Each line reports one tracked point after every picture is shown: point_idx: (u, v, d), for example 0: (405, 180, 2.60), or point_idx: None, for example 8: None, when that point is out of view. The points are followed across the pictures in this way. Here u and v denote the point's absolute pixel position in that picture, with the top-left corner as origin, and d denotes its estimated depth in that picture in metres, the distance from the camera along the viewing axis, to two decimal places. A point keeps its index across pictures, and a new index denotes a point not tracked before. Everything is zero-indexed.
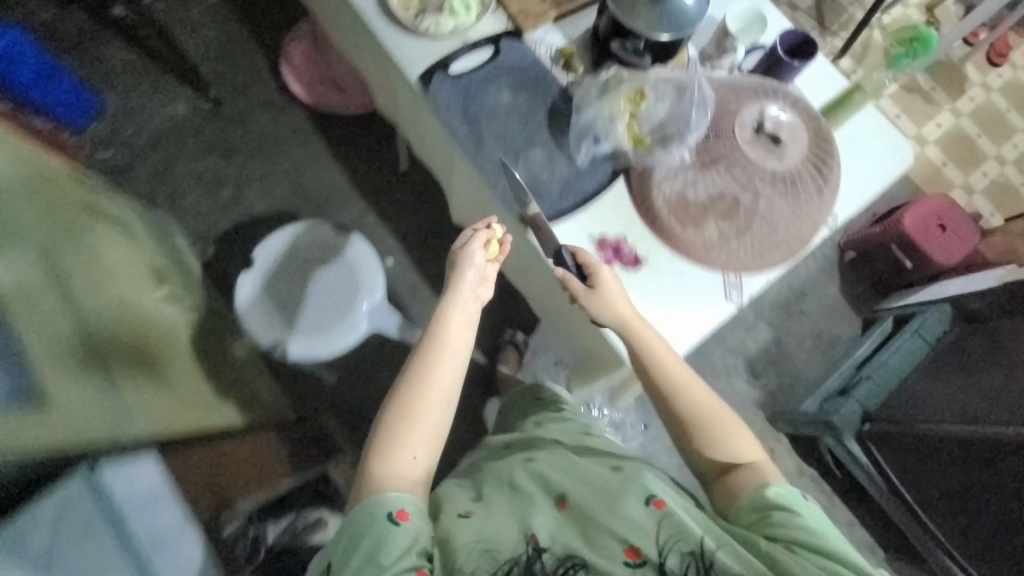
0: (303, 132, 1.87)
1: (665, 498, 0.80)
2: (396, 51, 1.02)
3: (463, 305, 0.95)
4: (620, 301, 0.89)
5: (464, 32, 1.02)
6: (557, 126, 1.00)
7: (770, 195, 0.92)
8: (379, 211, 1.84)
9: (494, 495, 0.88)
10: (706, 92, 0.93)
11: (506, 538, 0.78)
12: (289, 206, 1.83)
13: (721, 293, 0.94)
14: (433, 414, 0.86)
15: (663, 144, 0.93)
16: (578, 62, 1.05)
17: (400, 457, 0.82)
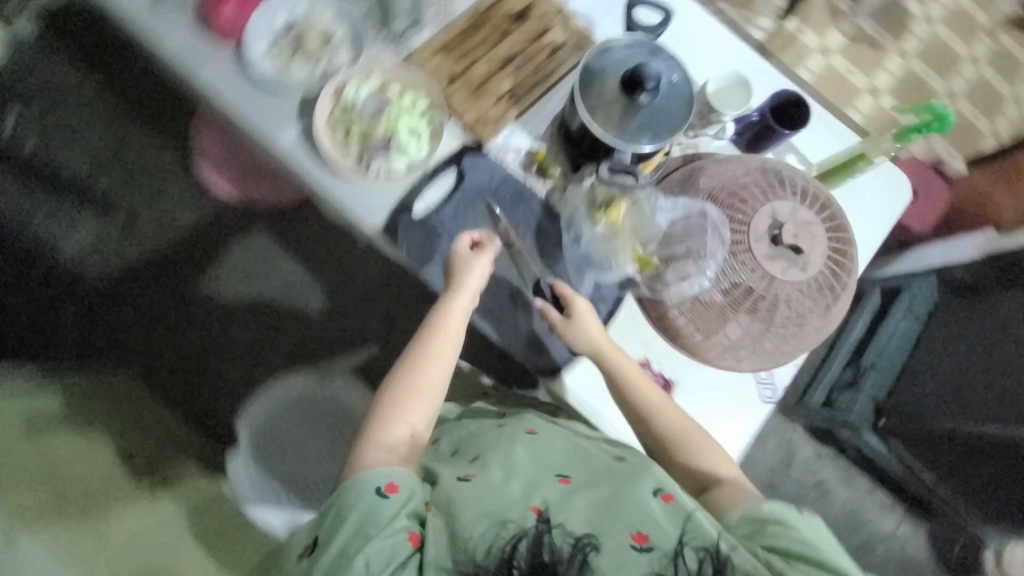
0: (224, 223, 1.48)
1: (672, 492, 0.73)
2: (348, 200, 0.87)
3: (458, 292, 0.84)
4: (593, 328, 0.85)
5: (422, 160, 0.88)
6: (548, 250, 0.91)
7: (795, 292, 0.81)
8: (343, 304, 1.49)
9: (491, 461, 0.79)
10: (704, 206, 0.81)
11: (513, 508, 0.69)
12: (238, 322, 1.46)
13: (755, 396, 0.91)
14: (427, 391, 0.82)
15: (677, 266, 0.81)
16: (554, 164, 0.94)
17: (393, 434, 0.78)
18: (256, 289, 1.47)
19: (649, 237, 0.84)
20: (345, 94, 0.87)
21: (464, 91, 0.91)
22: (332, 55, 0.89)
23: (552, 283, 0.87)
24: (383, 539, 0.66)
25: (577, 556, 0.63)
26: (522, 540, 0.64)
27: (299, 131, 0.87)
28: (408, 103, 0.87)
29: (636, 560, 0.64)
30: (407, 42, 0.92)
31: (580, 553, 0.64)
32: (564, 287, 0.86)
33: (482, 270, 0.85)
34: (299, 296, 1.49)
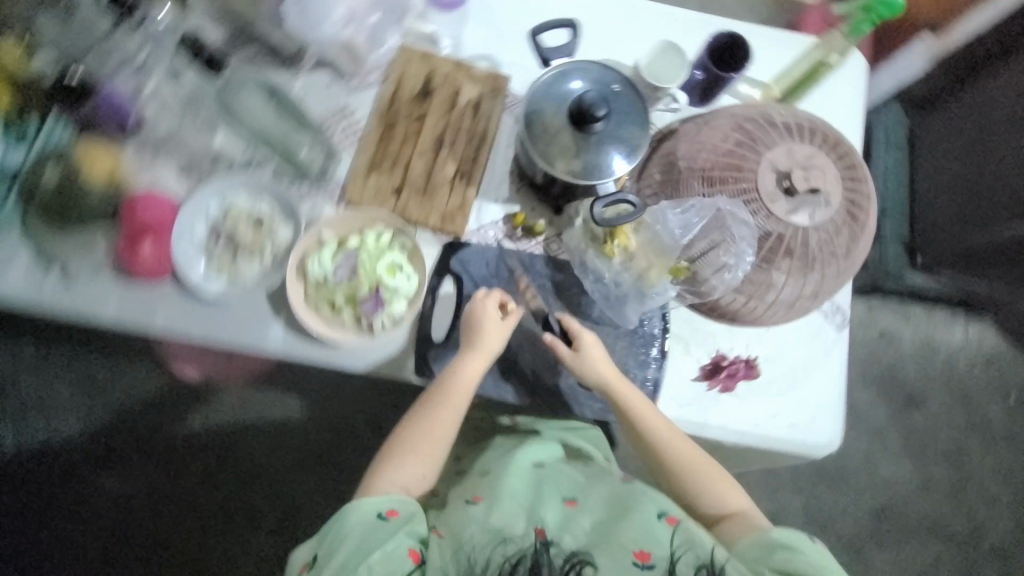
0: (219, 403, 1.36)
1: (676, 514, 0.71)
2: (371, 365, 0.81)
3: (474, 348, 0.78)
4: (599, 361, 0.79)
5: (416, 293, 0.82)
6: (577, 301, 0.85)
7: (832, 227, 0.76)
8: (376, 415, 1.37)
9: (506, 481, 0.77)
10: (716, 199, 0.76)
11: (514, 526, 0.69)
12: (285, 487, 1.34)
13: (827, 326, 0.89)
14: (439, 433, 0.77)
15: (713, 261, 0.78)
16: (535, 218, 0.88)
17: (404, 474, 0.76)
18: (283, 446, 1.35)
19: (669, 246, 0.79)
20: (309, 271, 0.78)
21: (415, 197, 0.85)
22: (271, 233, 0.82)
23: (557, 317, 0.82)
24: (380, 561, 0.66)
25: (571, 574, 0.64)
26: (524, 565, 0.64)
27: (285, 325, 0.80)
28: (375, 242, 0.81)
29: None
30: (334, 180, 0.86)
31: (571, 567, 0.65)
32: (572, 322, 0.81)
33: (501, 323, 0.79)
34: (329, 429, 1.36)
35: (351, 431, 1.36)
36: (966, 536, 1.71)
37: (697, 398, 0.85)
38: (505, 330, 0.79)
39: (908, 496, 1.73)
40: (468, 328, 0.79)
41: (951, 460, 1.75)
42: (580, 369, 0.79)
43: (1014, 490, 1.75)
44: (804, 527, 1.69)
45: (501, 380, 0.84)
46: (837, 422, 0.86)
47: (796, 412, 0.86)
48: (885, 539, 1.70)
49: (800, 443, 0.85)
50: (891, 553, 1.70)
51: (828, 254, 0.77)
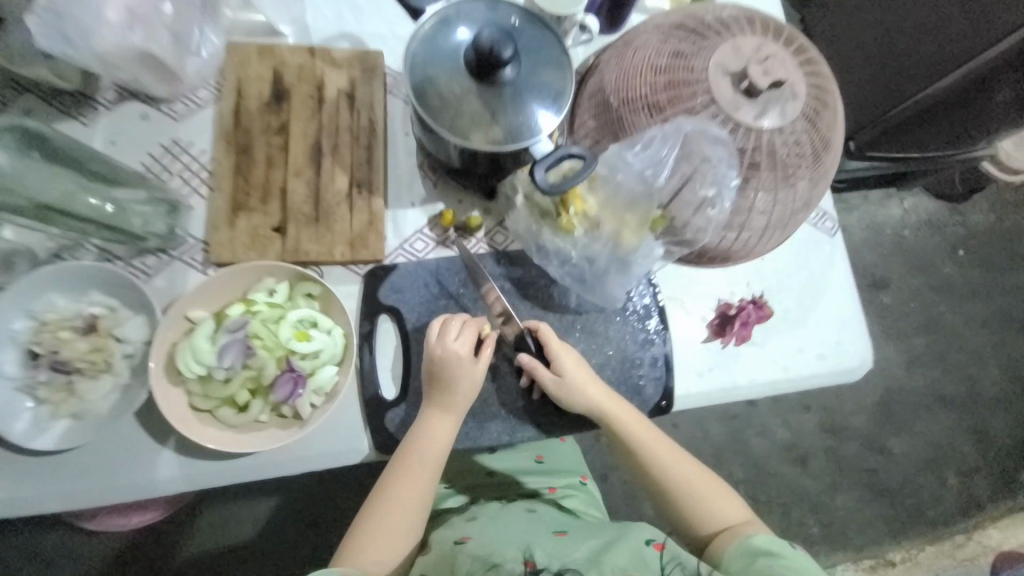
0: (150, 556, 1.06)
1: (663, 539, 0.68)
2: (317, 461, 0.61)
3: (444, 401, 0.61)
4: (585, 385, 0.63)
5: (345, 351, 0.60)
6: (549, 294, 0.69)
7: (806, 121, 0.64)
8: (351, 502, 1.10)
9: (494, 521, 0.74)
10: (677, 123, 0.62)
11: (506, 555, 0.66)
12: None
13: (822, 236, 0.78)
14: (412, 500, 0.60)
15: (689, 199, 0.64)
16: (466, 212, 0.71)
17: (376, 555, 0.59)
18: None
19: (633, 198, 0.65)
20: (184, 371, 0.55)
21: (306, 229, 0.65)
22: (117, 336, 0.58)
23: (535, 327, 0.65)
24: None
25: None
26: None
27: (180, 451, 0.58)
28: (268, 303, 0.59)
29: None
30: (191, 240, 0.64)
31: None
32: (551, 339, 0.64)
33: (474, 363, 0.61)
34: (299, 537, 1.09)
35: (328, 530, 1.09)
36: (963, 396, 1.75)
37: (716, 361, 0.71)
38: (481, 372, 0.62)
39: (903, 377, 1.74)
40: (433, 373, 0.61)
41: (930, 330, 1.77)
42: (567, 397, 0.63)
43: (988, 338, 1.80)
44: (826, 443, 1.64)
45: (491, 421, 0.65)
46: (865, 335, 0.76)
47: (821, 339, 0.74)
48: (899, 426, 1.69)
49: (836, 372, 0.74)
50: (906, 439, 1.69)
51: (811, 151, 0.65)
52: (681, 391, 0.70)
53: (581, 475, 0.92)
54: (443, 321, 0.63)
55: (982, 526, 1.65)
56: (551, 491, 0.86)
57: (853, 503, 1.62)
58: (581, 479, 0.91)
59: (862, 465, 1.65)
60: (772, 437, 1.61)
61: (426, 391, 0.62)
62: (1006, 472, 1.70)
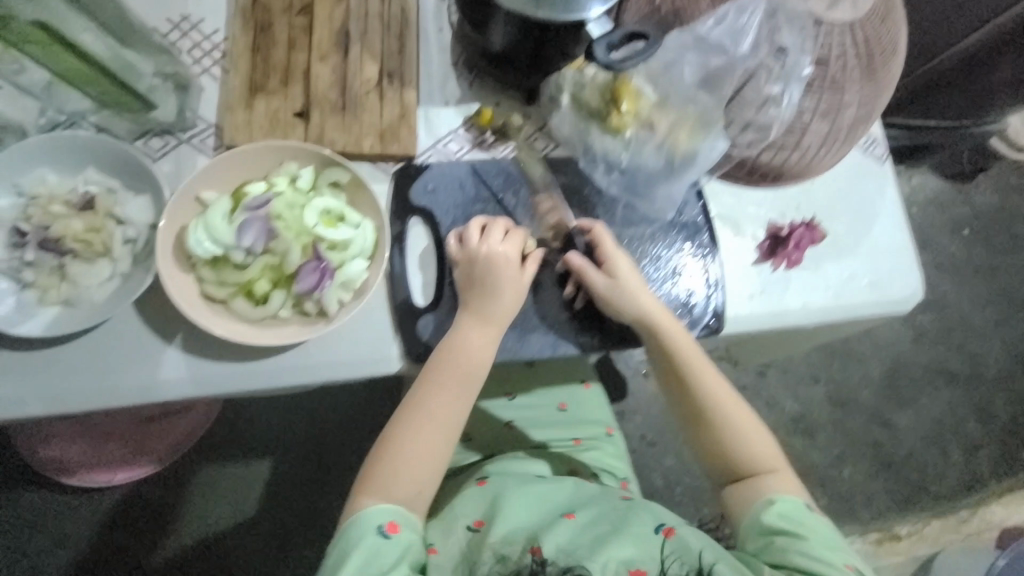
0: (142, 500, 0.97)
1: (677, 527, 0.55)
2: (342, 368, 0.54)
3: (482, 309, 0.55)
4: (639, 290, 0.59)
5: (376, 248, 0.53)
6: (592, 205, 0.64)
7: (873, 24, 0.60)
8: (361, 435, 1.01)
9: (509, 491, 0.60)
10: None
11: (513, 543, 0.53)
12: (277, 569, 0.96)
13: (872, 163, 0.75)
14: (446, 422, 0.54)
15: (753, 97, 0.59)
16: (505, 115, 0.65)
17: (405, 480, 0.53)
18: (253, 518, 0.97)
19: (698, 87, 0.58)
20: (194, 251, 0.49)
21: (332, 117, 0.58)
22: (117, 217, 0.51)
23: (590, 228, 0.61)
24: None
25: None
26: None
27: (189, 348, 0.52)
28: (291, 186, 0.52)
29: None
30: (202, 123, 0.58)
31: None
32: (606, 240, 0.60)
33: (516, 272, 0.56)
34: (306, 473, 1.00)
35: (337, 464, 1.00)
36: (969, 372, 1.49)
37: (767, 284, 0.67)
38: (524, 283, 0.57)
39: (909, 351, 1.49)
40: (474, 277, 0.55)
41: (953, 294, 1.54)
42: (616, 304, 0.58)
43: (1007, 301, 1.54)
44: (833, 415, 1.43)
45: (531, 332, 0.60)
46: (913, 266, 0.72)
47: (869, 268, 0.71)
48: (905, 400, 1.46)
49: (884, 303, 0.70)
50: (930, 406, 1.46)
51: (877, 55, 0.61)
52: (732, 313, 0.66)
53: (608, 426, 0.78)
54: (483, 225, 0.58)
55: (987, 504, 1.41)
56: (574, 443, 0.74)
57: (858, 477, 1.41)
58: (608, 431, 0.77)
59: (867, 438, 1.43)
60: (779, 409, 1.42)
61: (463, 300, 0.56)
62: (1021, 450, 1.45)
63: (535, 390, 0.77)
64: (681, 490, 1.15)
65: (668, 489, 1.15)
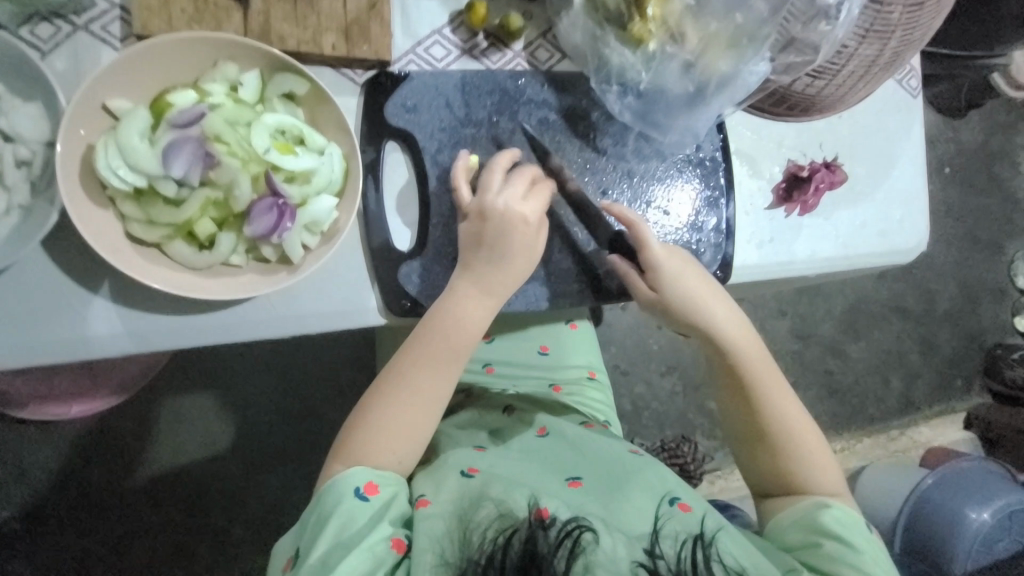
0: (60, 460, 0.80)
1: (692, 504, 0.48)
2: (311, 321, 0.47)
3: (482, 277, 0.47)
4: (691, 284, 0.53)
5: (338, 180, 0.44)
6: (601, 132, 0.55)
7: None
8: (324, 362, 0.87)
9: (513, 451, 0.52)
10: None
11: (516, 498, 0.44)
12: (249, 514, 0.84)
13: (904, 96, 0.68)
14: (433, 402, 0.47)
15: (805, 7, 0.49)
16: (501, 13, 0.52)
17: (385, 447, 0.46)
18: (209, 465, 0.84)
19: None
20: (107, 180, 0.38)
21: (280, 3, 0.45)
22: (4, 133, 0.40)
23: (626, 217, 0.52)
24: (362, 545, 0.42)
25: (565, 544, 0.41)
26: (518, 540, 0.40)
27: (121, 297, 0.43)
28: (230, 97, 0.41)
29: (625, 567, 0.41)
30: (104, 3, 0.43)
31: (568, 540, 0.41)
32: (647, 232, 0.52)
33: (528, 226, 0.48)
34: (269, 410, 0.86)
35: (308, 401, 0.87)
36: (925, 306, 1.46)
37: (778, 231, 0.62)
38: (531, 245, 0.48)
39: (870, 288, 1.42)
40: (480, 234, 0.47)
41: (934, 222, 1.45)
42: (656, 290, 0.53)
43: (981, 236, 1.49)
44: (794, 346, 1.37)
45: (525, 284, 0.54)
46: (923, 215, 0.69)
47: (881, 214, 0.67)
48: (860, 332, 1.41)
49: (891, 251, 0.67)
50: (887, 338, 1.43)
51: None
52: (738, 263, 0.61)
53: (591, 370, 0.71)
54: (496, 170, 0.49)
55: (915, 425, 1.44)
56: (554, 389, 0.66)
57: (808, 401, 1.38)
58: (590, 375, 0.71)
59: (819, 368, 1.38)
60: None
61: (461, 263, 0.48)
62: (955, 380, 1.47)
63: (517, 336, 0.68)
64: (648, 414, 1.12)
65: (636, 414, 1.12)
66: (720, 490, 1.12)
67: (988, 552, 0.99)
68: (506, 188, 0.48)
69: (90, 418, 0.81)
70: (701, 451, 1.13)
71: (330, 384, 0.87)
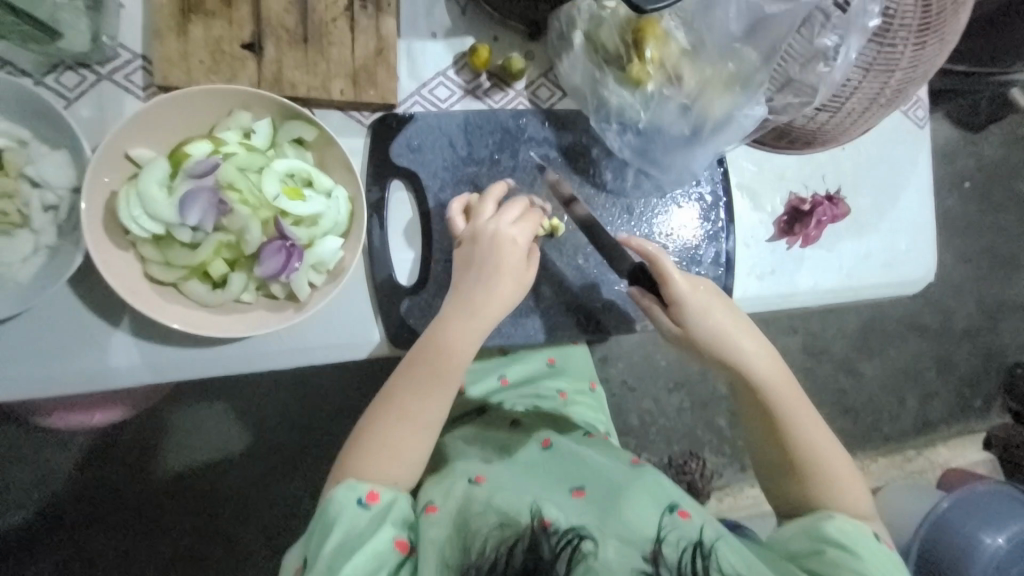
0: (84, 463, 0.83)
1: (691, 510, 0.48)
2: (319, 353, 0.49)
3: (471, 305, 0.48)
4: (719, 317, 0.53)
5: (342, 223, 0.46)
6: (601, 168, 0.57)
7: None
8: (337, 374, 0.89)
9: (517, 462, 0.54)
10: None
11: (521, 505, 0.45)
12: (261, 521, 0.87)
13: (911, 126, 0.67)
14: (433, 418, 0.48)
15: (804, 48, 0.49)
16: (504, 54, 0.54)
17: (391, 465, 0.47)
18: (220, 473, 0.86)
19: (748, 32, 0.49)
20: (131, 228, 0.41)
21: (291, 51, 0.47)
22: (31, 178, 0.43)
23: (645, 251, 0.51)
24: (365, 549, 0.42)
25: (564, 552, 0.41)
26: (520, 549, 0.40)
27: (140, 332, 0.46)
28: (243, 145, 0.44)
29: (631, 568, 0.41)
30: (126, 54, 0.46)
31: (568, 547, 0.41)
32: (673, 272, 0.52)
33: (521, 261, 0.50)
34: (280, 423, 0.88)
35: (320, 413, 0.89)
36: (944, 324, 1.43)
37: (779, 262, 0.62)
38: (527, 274, 0.50)
39: (886, 305, 1.39)
40: (479, 259, 0.49)
41: (951, 239, 1.42)
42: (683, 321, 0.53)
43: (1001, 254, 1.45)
44: (806, 363, 1.34)
45: (526, 317, 0.55)
46: (928, 244, 0.68)
47: (886, 242, 0.66)
48: (875, 349, 1.39)
49: (896, 281, 0.67)
50: (904, 357, 1.40)
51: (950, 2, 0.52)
52: (739, 294, 0.61)
53: (592, 380, 0.70)
54: (491, 207, 0.50)
55: (932, 445, 1.41)
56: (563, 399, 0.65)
57: (821, 419, 1.35)
58: (591, 386, 0.69)
59: (833, 385, 1.36)
60: None
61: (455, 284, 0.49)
62: (975, 400, 1.44)
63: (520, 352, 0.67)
64: (656, 431, 1.12)
65: (642, 431, 1.12)
66: (728, 508, 1.12)
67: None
68: (498, 224, 0.49)
69: (110, 429, 0.84)
70: (709, 468, 1.12)
71: (338, 399, 0.89)
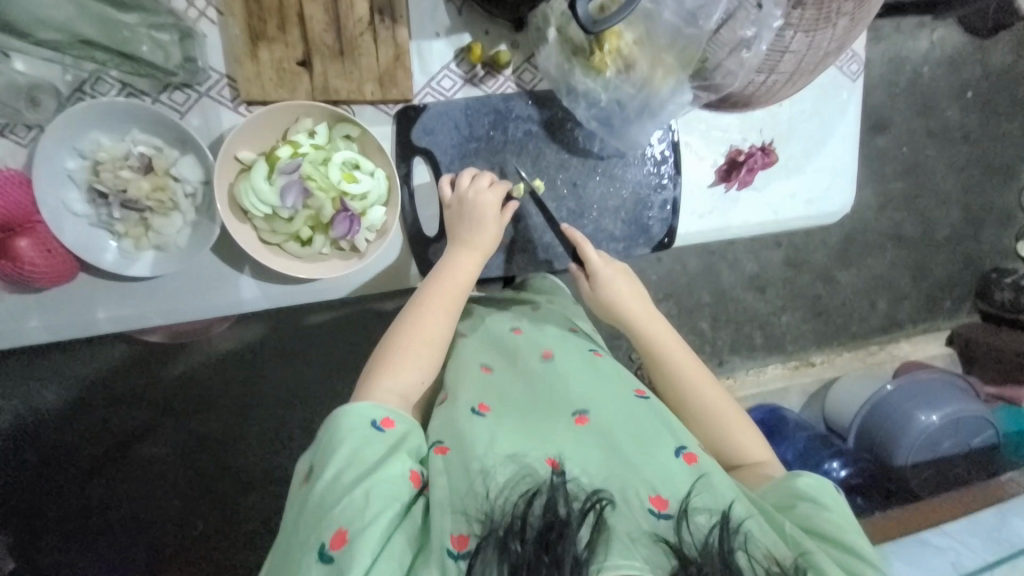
0: (159, 376, 1.01)
1: (697, 456, 0.56)
2: (378, 285, 0.72)
3: (471, 239, 0.66)
4: (624, 288, 0.72)
5: (383, 195, 0.65)
6: (574, 136, 0.73)
7: None
8: (375, 311, 1.05)
9: (521, 385, 0.63)
10: None
11: (530, 449, 0.54)
12: (293, 439, 1.06)
13: (844, 80, 0.80)
14: (437, 335, 0.62)
15: (727, 38, 0.62)
16: (494, 47, 0.68)
17: (403, 379, 0.59)
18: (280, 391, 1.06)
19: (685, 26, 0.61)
20: (250, 210, 0.61)
21: (332, 64, 0.62)
22: (173, 175, 0.62)
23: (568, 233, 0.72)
24: (387, 476, 0.51)
25: (590, 513, 0.47)
26: (541, 499, 0.48)
27: (262, 277, 0.68)
28: (311, 144, 0.62)
29: (650, 524, 0.49)
30: (214, 74, 0.63)
31: (592, 507, 0.48)
32: (588, 250, 0.71)
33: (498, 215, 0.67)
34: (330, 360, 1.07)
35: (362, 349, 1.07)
36: (924, 234, 1.55)
37: (718, 204, 0.79)
38: (501, 222, 0.68)
39: (869, 219, 1.49)
40: (459, 216, 0.67)
41: (938, 152, 1.49)
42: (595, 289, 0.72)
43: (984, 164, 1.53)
44: (786, 274, 1.46)
45: (519, 254, 0.76)
46: (850, 180, 0.83)
47: (813, 181, 0.82)
48: (853, 259, 1.51)
49: (819, 214, 0.83)
50: (879, 266, 1.54)
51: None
52: (685, 230, 0.80)
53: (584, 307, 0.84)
54: (467, 184, 0.67)
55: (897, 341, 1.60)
56: (573, 328, 0.73)
57: (796, 322, 1.50)
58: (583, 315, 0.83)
59: (808, 293, 1.49)
60: (739, 269, 1.41)
61: (452, 238, 0.67)
62: (945, 301, 1.60)
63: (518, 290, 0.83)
64: None
65: None
66: None
67: (932, 447, 1.21)
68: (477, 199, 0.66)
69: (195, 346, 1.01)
70: None
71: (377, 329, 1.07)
